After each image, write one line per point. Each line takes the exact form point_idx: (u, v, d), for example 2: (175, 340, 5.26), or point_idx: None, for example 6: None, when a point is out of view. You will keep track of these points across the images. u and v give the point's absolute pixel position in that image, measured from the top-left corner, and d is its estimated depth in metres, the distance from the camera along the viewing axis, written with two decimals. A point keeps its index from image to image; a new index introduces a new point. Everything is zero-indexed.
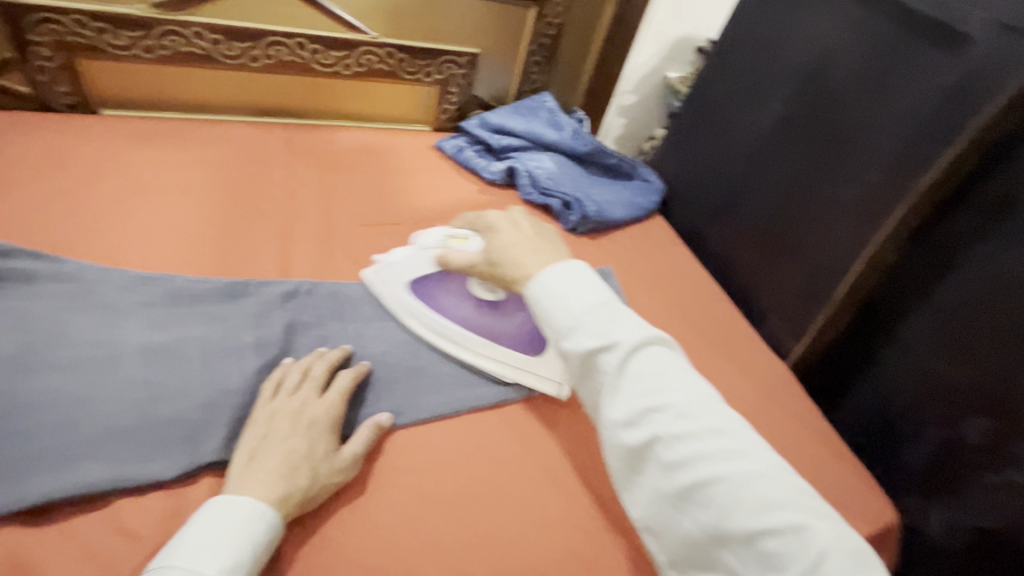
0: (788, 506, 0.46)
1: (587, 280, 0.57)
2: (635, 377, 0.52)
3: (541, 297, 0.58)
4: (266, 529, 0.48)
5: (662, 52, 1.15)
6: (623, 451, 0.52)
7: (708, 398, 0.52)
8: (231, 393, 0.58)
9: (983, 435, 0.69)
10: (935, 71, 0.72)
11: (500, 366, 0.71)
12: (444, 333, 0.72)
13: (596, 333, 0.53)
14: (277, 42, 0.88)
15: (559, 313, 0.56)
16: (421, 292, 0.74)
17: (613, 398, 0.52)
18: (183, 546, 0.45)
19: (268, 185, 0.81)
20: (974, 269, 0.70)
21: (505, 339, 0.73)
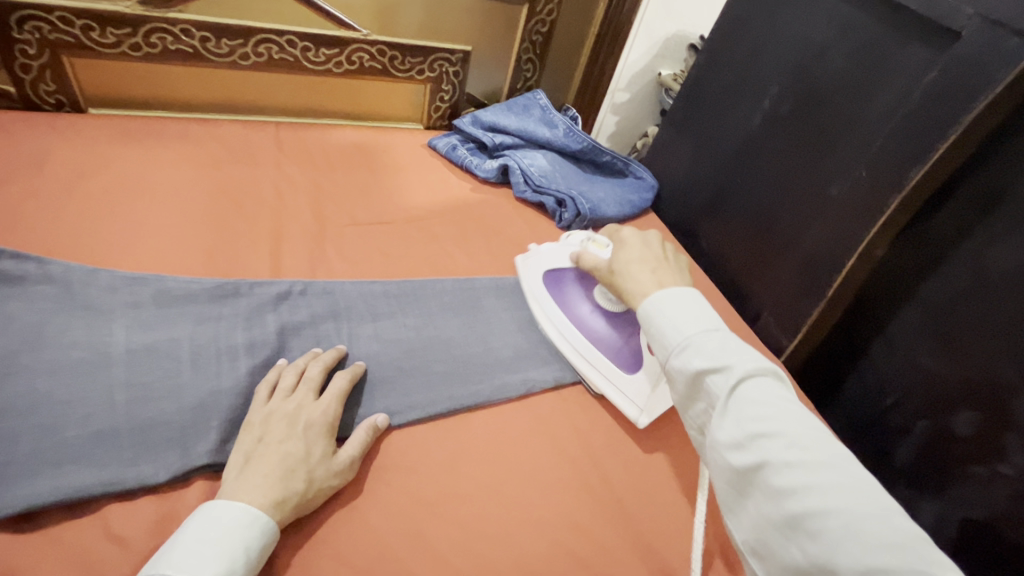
0: (903, 551, 0.37)
1: (697, 308, 0.55)
2: (728, 401, 0.47)
3: (653, 318, 0.56)
4: (260, 534, 0.46)
5: (653, 50, 1.19)
6: (730, 474, 0.45)
7: (810, 428, 0.44)
8: (226, 394, 0.57)
9: (972, 428, 0.66)
10: (922, 66, 0.68)
11: (586, 364, 0.73)
12: (555, 321, 0.77)
13: (709, 354, 0.50)
14: (267, 39, 0.92)
15: (671, 333, 0.54)
16: (555, 283, 0.80)
17: (722, 419, 0.47)
18: (176, 548, 0.44)
19: (257, 186, 0.85)
20: (963, 262, 0.67)
21: (603, 346, 0.74)
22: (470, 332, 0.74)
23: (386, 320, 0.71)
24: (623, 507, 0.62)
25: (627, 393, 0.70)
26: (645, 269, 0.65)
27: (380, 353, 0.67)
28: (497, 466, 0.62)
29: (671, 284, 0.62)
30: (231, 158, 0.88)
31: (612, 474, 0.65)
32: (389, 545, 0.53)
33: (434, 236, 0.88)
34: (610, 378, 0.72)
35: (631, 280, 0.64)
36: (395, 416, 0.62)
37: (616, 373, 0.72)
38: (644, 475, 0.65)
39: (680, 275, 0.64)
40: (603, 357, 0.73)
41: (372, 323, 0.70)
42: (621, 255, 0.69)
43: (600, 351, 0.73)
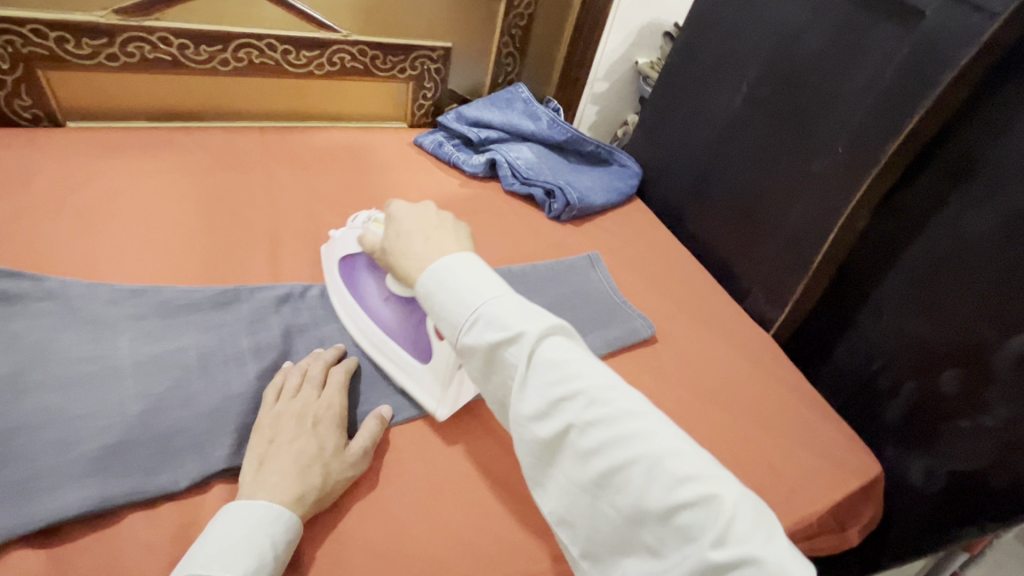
0: (696, 476, 0.42)
1: (473, 273, 0.51)
2: (526, 371, 0.46)
3: (433, 291, 0.52)
4: (284, 530, 0.48)
5: (629, 40, 1.21)
6: (536, 447, 0.46)
7: (605, 382, 0.46)
8: (238, 398, 0.57)
9: (957, 386, 0.69)
10: (891, 45, 0.72)
11: (382, 355, 0.66)
12: (352, 316, 0.69)
13: (498, 321, 0.48)
14: (247, 44, 0.91)
15: (455, 304, 0.50)
16: (350, 269, 0.72)
17: (522, 391, 0.46)
18: (201, 550, 0.44)
19: (246, 193, 0.85)
20: (941, 229, 0.71)
21: (398, 336, 0.67)
22: None
23: None
24: None
25: (424, 384, 0.64)
26: (415, 239, 0.58)
27: None
28: (504, 453, 0.63)
29: (442, 251, 0.55)
30: (219, 165, 0.88)
31: None
32: (407, 535, 0.54)
33: None
34: (407, 371, 0.65)
35: (409, 255, 0.57)
36: (405, 409, 0.64)
37: (410, 364, 0.65)
38: None
39: (457, 237, 0.58)
40: (396, 346, 0.66)
41: None
42: (390, 227, 0.62)
43: (393, 342, 0.66)
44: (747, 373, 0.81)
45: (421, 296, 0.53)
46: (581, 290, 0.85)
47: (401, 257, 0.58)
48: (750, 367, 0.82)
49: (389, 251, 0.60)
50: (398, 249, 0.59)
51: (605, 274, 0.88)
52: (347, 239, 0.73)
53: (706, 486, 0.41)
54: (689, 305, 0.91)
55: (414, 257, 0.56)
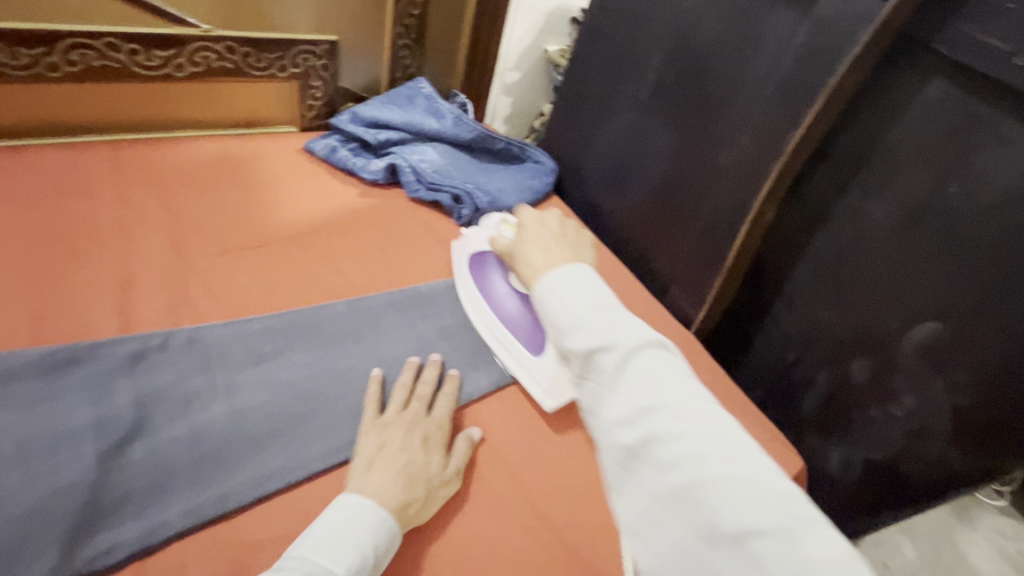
0: (783, 514, 0.35)
1: (587, 279, 0.48)
2: (622, 376, 0.42)
3: (545, 295, 0.48)
4: (388, 536, 0.49)
5: (537, 26, 1.12)
6: (617, 452, 0.41)
7: (700, 399, 0.41)
8: (70, 491, 0.48)
9: (866, 375, 0.70)
10: (786, 31, 0.68)
11: (500, 348, 0.71)
12: (479, 310, 0.74)
13: (597, 330, 0.44)
14: (81, 44, 0.77)
15: (559, 309, 0.46)
16: (479, 263, 0.76)
17: (611, 392, 0.42)
18: (313, 538, 0.47)
19: (94, 223, 0.72)
20: (843, 220, 0.70)
21: (517, 330, 0.70)
22: (371, 356, 0.67)
23: (271, 362, 0.63)
24: (554, 524, 0.59)
25: (536, 379, 0.68)
26: (538, 249, 0.57)
27: (266, 402, 0.59)
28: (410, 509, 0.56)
29: (561, 260, 0.54)
30: (58, 192, 0.74)
31: (536, 488, 0.61)
32: None
33: (320, 253, 0.79)
34: (520, 363, 0.69)
35: (526, 263, 0.57)
36: (292, 471, 0.54)
37: (525, 358, 0.69)
38: (576, 485, 0.62)
39: (576, 250, 0.57)
40: (512, 339, 0.70)
41: (255, 367, 0.62)
42: (520, 236, 0.62)
43: (511, 335, 0.70)
44: None
45: (532, 301, 0.50)
46: None
47: (524, 265, 0.58)
48: None
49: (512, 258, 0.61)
50: (522, 256, 0.59)
51: None
52: (479, 236, 0.77)
53: (793, 521, 0.35)
54: None
55: (534, 266, 0.55)
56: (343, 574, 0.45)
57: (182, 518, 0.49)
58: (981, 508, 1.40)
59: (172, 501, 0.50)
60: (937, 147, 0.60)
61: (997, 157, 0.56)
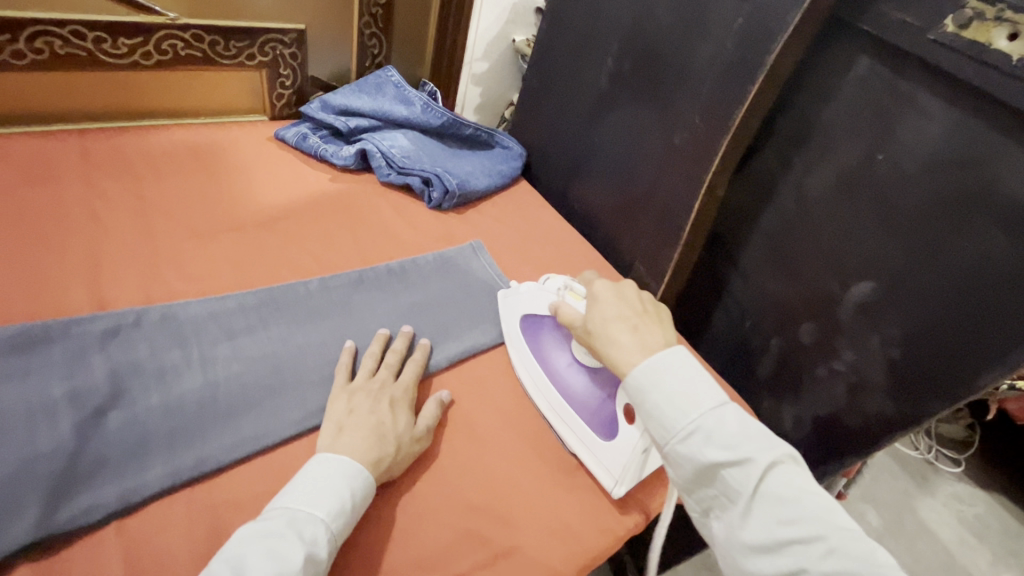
0: None
1: (699, 379, 0.53)
2: (755, 498, 0.48)
3: (648, 395, 0.53)
4: (363, 485, 0.52)
5: (503, 17, 1.14)
6: (754, 575, 0.46)
7: (841, 524, 0.45)
8: (48, 457, 0.49)
9: (812, 337, 0.75)
10: (730, 15, 0.72)
11: (557, 421, 0.66)
12: (537, 381, 0.69)
13: (720, 443, 0.49)
14: (46, 32, 0.77)
15: (674, 413, 0.52)
16: (535, 328, 0.72)
17: (745, 515, 0.48)
18: (295, 490, 0.50)
19: (62, 210, 0.73)
20: (788, 193, 0.75)
21: (580, 407, 0.66)
22: (342, 330, 0.69)
23: (245, 337, 0.65)
24: (521, 478, 0.62)
25: (602, 461, 0.62)
26: (624, 331, 0.59)
27: (241, 373, 0.61)
28: None
29: (653, 349, 0.57)
30: (25, 180, 0.75)
31: (503, 447, 0.64)
32: None
33: (291, 235, 0.81)
34: (584, 442, 0.64)
35: (612, 343, 0.59)
36: (266, 437, 0.57)
37: (591, 439, 0.64)
38: (542, 443, 0.66)
39: (661, 331, 0.60)
40: (574, 415, 0.65)
41: (229, 342, 0.63)
42: (596, 309, 0.63)
43: (574, 411, 0.65)
44: None
45: (635, 393, 0.55)
46: (465, 283, 0.81)
47: (609, 344, 0.59)
48: None
49: (589, 333, 0.62)
50: (603, 333, 0.60)
51: (487, 263, 0.85)
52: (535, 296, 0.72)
53: None
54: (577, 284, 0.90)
55: (621, 349, 0.58)
56: (323, 517, 0.48)
57: (160, 481, 0.51)
58: (937, 472, 1.47)
59: (150, 465, 0.52)
60: (866, 119, 0.65)
61: (918, 125, 0.61)
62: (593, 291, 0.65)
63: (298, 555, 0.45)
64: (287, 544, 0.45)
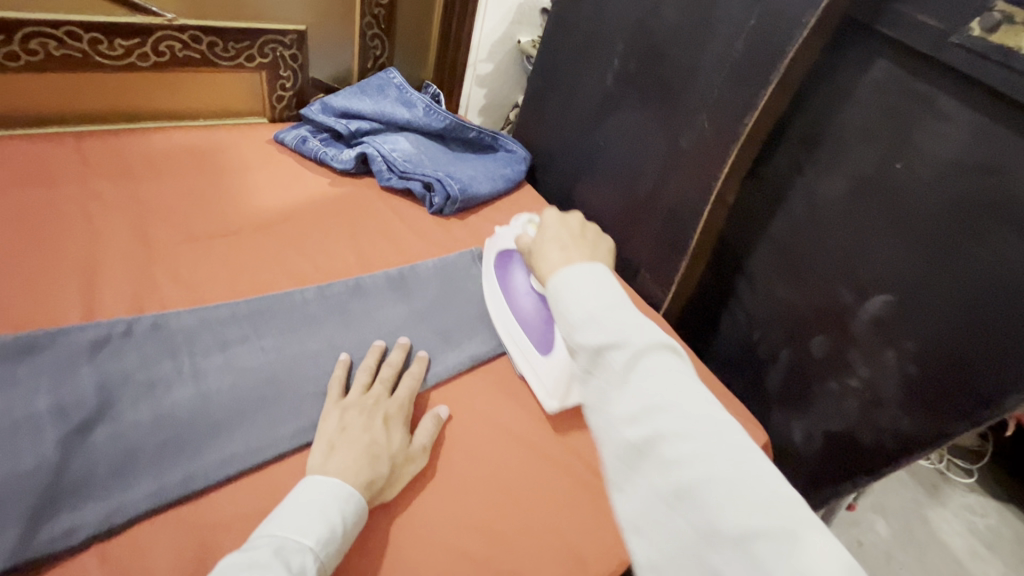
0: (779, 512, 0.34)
1: (608, 284, 0.46)
2: (632, 371, 0.40)
3: (557, 289, 0.47)
4: (354, 509, 0.50)
5: (508, 17, 1.12)
6: (618, 449, 0.39)
7: (717, 413, 0.38)
8: (30, 475, 0.48)
9: (824, 350, 0.72)
10: (741, 15, 0.70)
11: (509, 339, 0.72)
12: (498, 304, 0.74)
13: (607, 325, 0.42)
14: (40, 33, 0.76)
15: (570, 301, 0.45)
16: (505, 259, 0.77)
17: (618, 389, 0.40)
18: (282, 516, 0.48)
19: (55, 213, 0.71)
20: (799, 200, 0.72)
21: (528, 327, 0.70)
22: (338, 339, 0.67)
23: (239, 347, 0.63)
24: (521, 496, 0.60)
25: (540, 378, 0.68)
26: (555, 246, 0.57)
27: (233, 386, 0.59)
28: None
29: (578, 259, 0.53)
30: (17, 183, 0.73)
31: (503, 464, 0.62)
32: None
33: (288, 241, 0.79)
34: (529, 360, 0.70)
35: (542, 258, 0.57)
36: (257, 453, 0.55)
37: (533, 357, 0.69)
38: (543, 460, 0.64)
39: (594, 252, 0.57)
40: (523, 336, 0.70)
41: (221, 352, 0.62)
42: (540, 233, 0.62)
43: (522, 331, 0.71)
44: None
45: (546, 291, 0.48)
46: (465, 290, 0.79)
47: (541, 260, 0.58)
48: None
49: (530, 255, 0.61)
50: (539, 252, 0.59)
51: None
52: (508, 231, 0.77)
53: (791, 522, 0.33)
54: None
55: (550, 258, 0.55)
56: (312, 545, 0.46)
57: (146, 499, 0.49)
58: (948, 483, 1.44)
59: (136, 483, 0.50)
60: (884, 126, 0.63)
61: (939, 133, 0.58)
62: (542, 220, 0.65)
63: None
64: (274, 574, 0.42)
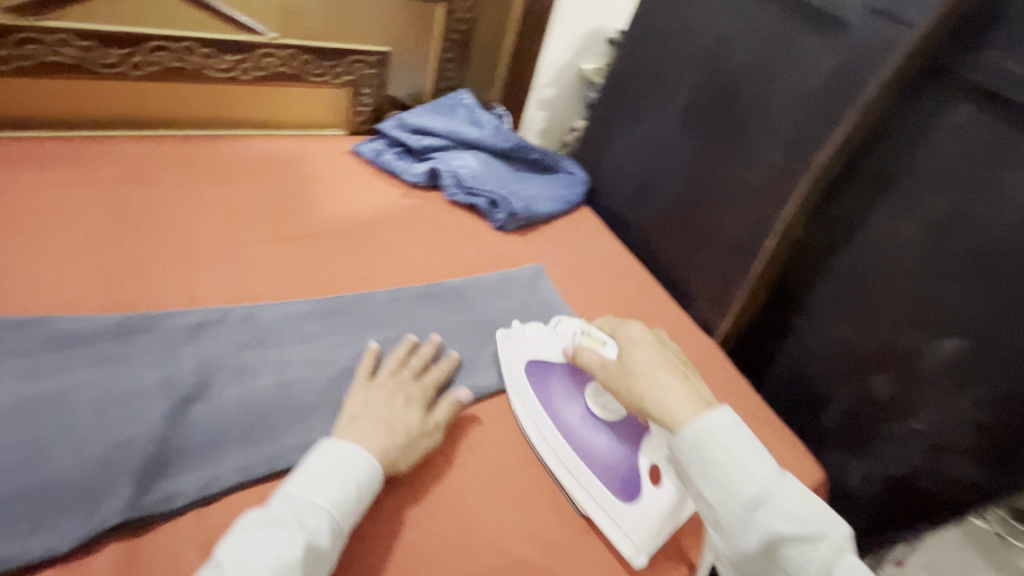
0: None
1: (730, 425, 0.52)
2: (767, 509, 0.48)
3: (688, 436, 0.52)
4: (369, 475, 0.52)
5: (574, 46, 1.19)
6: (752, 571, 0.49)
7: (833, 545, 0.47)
8: (139, 442, 0.52)
9: (888, 390, 0.71)
10: (818, 55, 0.72)
11: (571, 482, 0.63)
12: (548, 436, 0.65)
13: (744, 474, 0.49)
14: (162, 47, 0.85)
15: (699, 448, 0.51)
16: (541, 376, 0.70)
17: (759, 535, 0.48)
18: (300, 477, 0.50)
19: (162, 208, 0.78)
20: (868, 237, 0.72)
21: (598, 467, 0.63)
22: None
23: (318, 341, 0.67)
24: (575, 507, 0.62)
25: (619, 524, 0.60)
26: (662, 372, 0.58)
27: (313, 376, 0.63)
28: (443, 486, 0.60)
29: (693, 396, 0.56)
30: (130, 178, 0.81)
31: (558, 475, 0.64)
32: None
33: (362, 246, 0.84)
34: (605, 508, 0.61)
35: (657, 387, 0.57)
36: None
37: (613, 503, 0.61)
38: None
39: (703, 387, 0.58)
40: (596, 480, 0.62)
41: (303, 344, 0.66)
42: (632, 354, 0.61)
43: (592, 472, 0.63)
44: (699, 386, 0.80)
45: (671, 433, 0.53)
46: (526, 304, 0.82)
47: (651, 388, 0.57)
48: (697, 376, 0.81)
49: (630, 377, 0.59)
50: (648, 382, 0.58)
51: (548, 288, 0.86)
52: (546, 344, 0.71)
53: None
54: (637, 313, 0.88)
55: (676, 400, 0.55)
56: (327, 508, 0.49)
57: (236, 474, 0.53)
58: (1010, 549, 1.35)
59: (227, 458, 0.54)
60: (964, 169, 0.63)
61: None
62: (630, 336, 0.63)
63: (298, 545, 0.45)
64: (286, 533, 0.46)
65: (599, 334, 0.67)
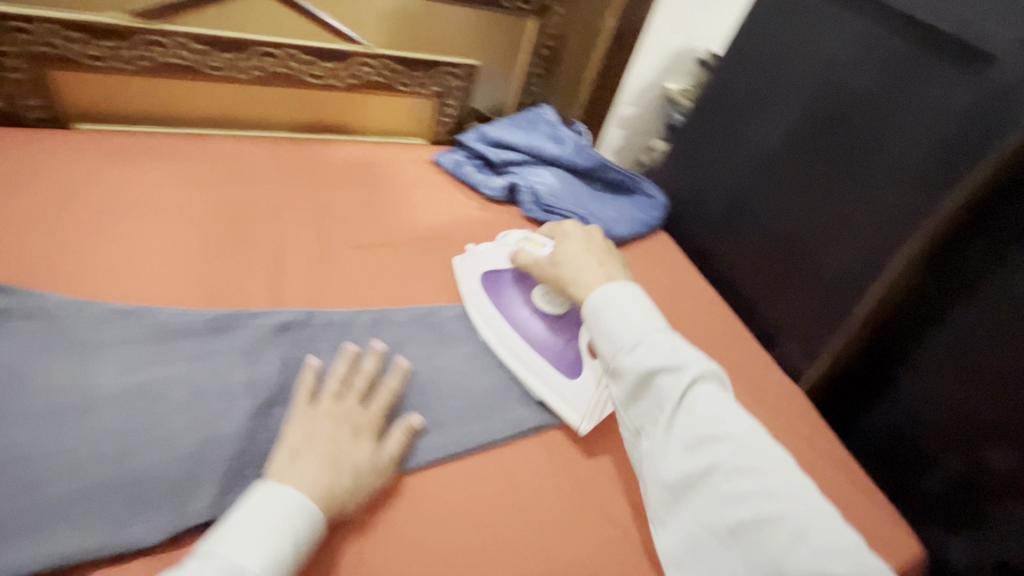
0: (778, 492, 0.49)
1: (643, 304, 0.60)
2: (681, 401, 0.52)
3: (607, 317, 0.59)
4: (306, 525, 0.46)
5: (661, 63, 1.17)
6: (672, 481, 0.51)
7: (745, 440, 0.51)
8: (224, 441, 0.53)
9: (1007, 467, 0.63)
10: (952, 91, 0.67)
11: (523, 368, 0.69)
12: (502, 332, 0.71)
13: (659, 354, 0.54)
14: (267, 53, 0.88)
15: (617, 329, 0.58)
16: (494, 282, 0.76)
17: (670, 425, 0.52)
18: (226, 533, 0.43)
19: (255, 207, 0.81)
20: (997, 293, 0.65)
21: (542, 351, 0.70)
22: (480, 362, 0.70)
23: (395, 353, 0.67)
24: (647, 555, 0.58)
25: (567, 399, 0.67)
26: (590, 266, 0.67)
27: None
28: (512, 516, 0.58)
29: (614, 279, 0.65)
30: (228, 176, 0.85)
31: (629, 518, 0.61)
32: None
33: (439, 258, 0.84)
34: (550, 386, 0.68)
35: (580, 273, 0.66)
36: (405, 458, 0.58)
37: (558, 380, 0.68)
38: None
39: (623, 270, 0.68)
40: (543, 365, 0.69)
41: None
42: (561, 251, 0.70)
43: (539, 357, 0.69)
44: (785, 436, 0.74)
45: (587, 311, 0.61)
46: None
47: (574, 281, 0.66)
48: (781, 424, 0.75)
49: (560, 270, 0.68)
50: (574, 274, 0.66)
51: None
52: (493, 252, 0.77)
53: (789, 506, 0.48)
54: (718, 350, 0.83)
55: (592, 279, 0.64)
56: (254, 571, 0.42)
57: None
58: None
59: None
60: None
61: None
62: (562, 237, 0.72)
63: None
64: None
65: (541, 238, 0.75)
